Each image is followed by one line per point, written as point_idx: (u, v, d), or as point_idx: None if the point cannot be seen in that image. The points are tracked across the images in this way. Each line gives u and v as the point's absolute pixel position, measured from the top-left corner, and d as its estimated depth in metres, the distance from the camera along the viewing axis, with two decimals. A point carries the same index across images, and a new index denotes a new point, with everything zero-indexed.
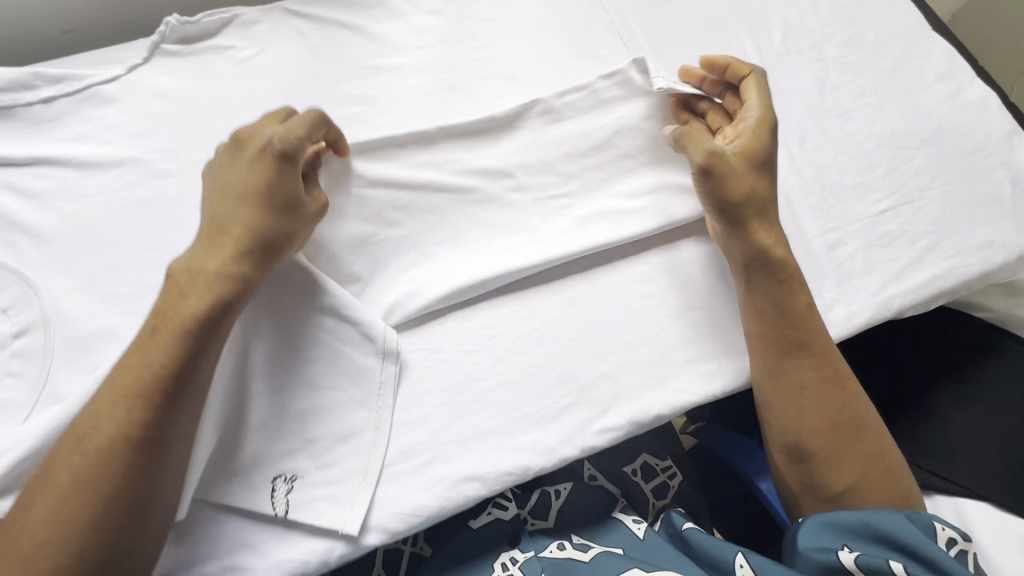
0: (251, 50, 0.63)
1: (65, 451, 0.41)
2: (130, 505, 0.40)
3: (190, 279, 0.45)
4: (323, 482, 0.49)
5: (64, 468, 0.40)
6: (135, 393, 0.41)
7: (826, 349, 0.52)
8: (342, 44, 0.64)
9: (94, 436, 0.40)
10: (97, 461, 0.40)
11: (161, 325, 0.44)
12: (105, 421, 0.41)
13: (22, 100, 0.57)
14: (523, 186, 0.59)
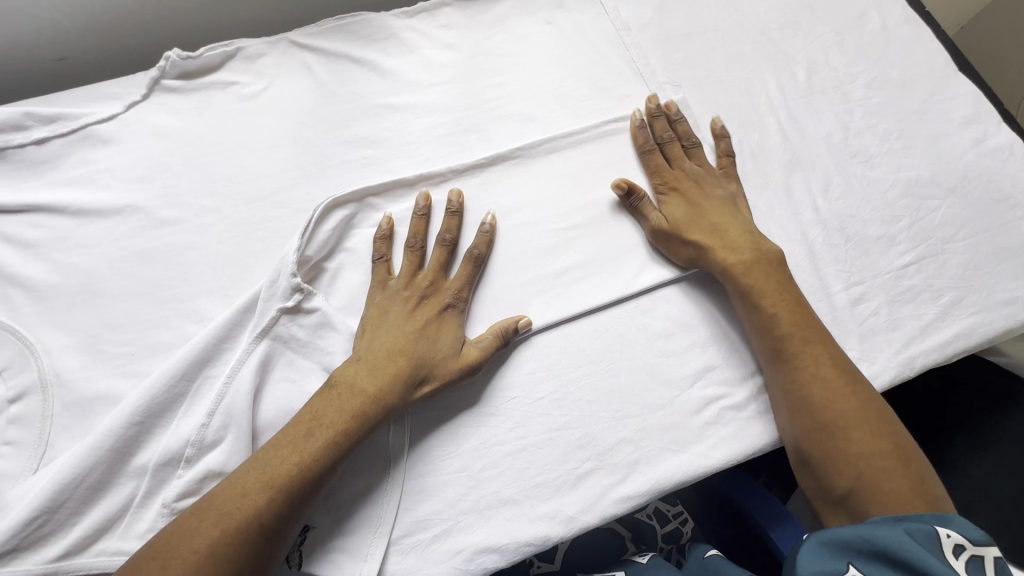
0: (257, 86, 0.60)
1: (196, 522, 0.40)
2: None
3: (343, 396, 0.46)
4: (336, 533, 0.47)
5: (195, 543, 0.39)
6: (285, 480, 0.42)
7: (816, 337, 0.52)
8: (351, 80, 0.61)
9: (235, 513, 0.41)
10: (233, 541, 0.40)
11: (320, 425, 0.45)
12: (249, 500, 0.41)
13: (14, 142, 0.54)
14: (541, 237, 0.57)
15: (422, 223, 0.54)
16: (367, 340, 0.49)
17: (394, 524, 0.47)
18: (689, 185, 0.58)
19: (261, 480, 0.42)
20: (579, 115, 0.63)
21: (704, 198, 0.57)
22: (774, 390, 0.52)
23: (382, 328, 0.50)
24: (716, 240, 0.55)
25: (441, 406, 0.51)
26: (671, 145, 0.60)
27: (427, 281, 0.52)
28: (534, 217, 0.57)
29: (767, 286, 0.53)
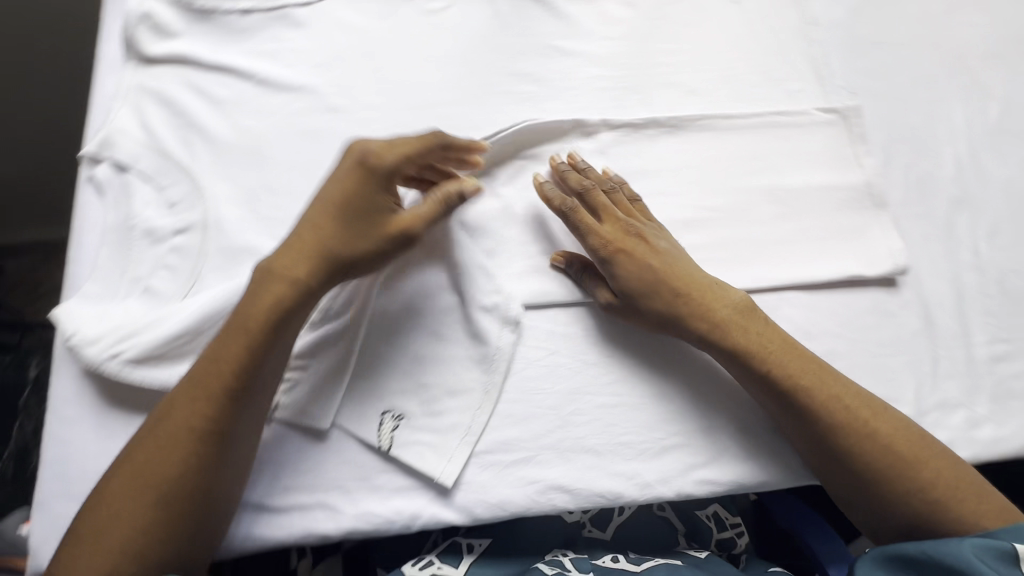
0: (440, 2, 0.61)
1: (161, 417, 0.43)
2: (204, 470, 0.42)
3: (249, 309, 0.45)
4: (425, 428, 0.49)
5: (150, 440, 0.43)
6: (260, 350, 0.44)
7: (786, 355, 0.49)
8: (527, 15, 0.61)
9: (200, 387, 0.43)
10: (189, 433, 0.42)
11: (243, 338, 0.44)
12: (212, 375, 0.44)
13: (223, 7, 0.58)
14: (679, 210, 0.56)
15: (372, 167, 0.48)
16: (299, 255, 0.46)
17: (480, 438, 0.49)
18: (635, 242, 0.51)
19: (200, 395, 0.43)
20: (743, 99, 0.61)
21: (648, 258, 0.50)
22: (770, 409, 0.50)
23: (310, 257, 0.46)
24: (688, 306, 0.50)
25: (546, 344, 0.52)
26: (595, 194, 0.52)
27: (388, 234, 0.47)
28: (676, 189, 0.57)
29: (743, 324, 0.50)
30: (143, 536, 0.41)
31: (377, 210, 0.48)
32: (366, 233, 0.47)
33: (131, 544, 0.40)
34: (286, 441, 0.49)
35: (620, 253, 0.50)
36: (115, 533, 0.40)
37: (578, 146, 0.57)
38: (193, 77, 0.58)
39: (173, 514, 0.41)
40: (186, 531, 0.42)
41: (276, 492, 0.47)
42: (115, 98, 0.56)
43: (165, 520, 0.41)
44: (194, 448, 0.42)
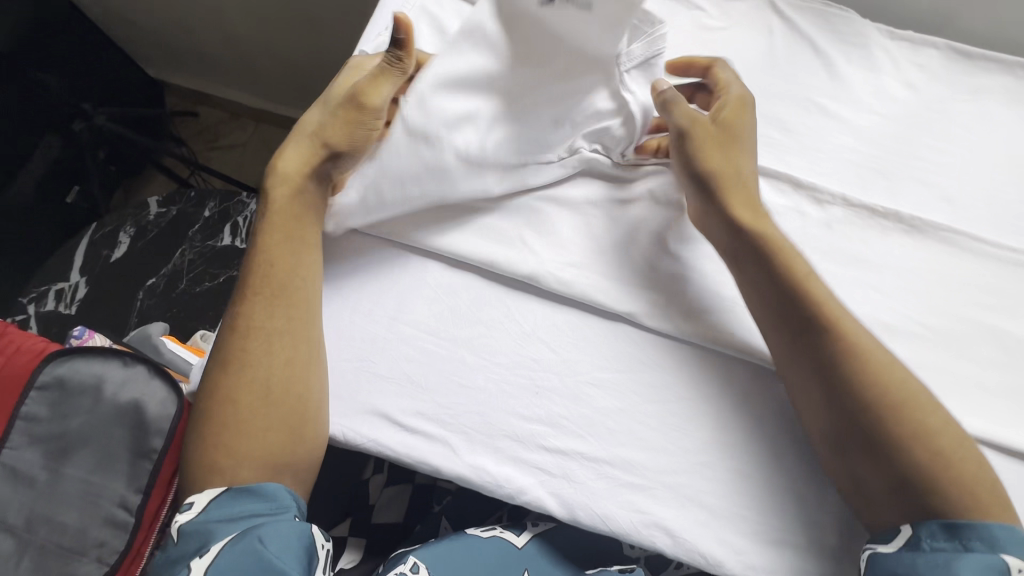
0: (718, 23, 0.61)
1: (239, 320, 0.48)
2: (269, 349, 0.47)
3: (280, 182, 0.50)
4: (560, 415, 0.50)
5: (233, 341, 0.47)
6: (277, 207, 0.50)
7: (831, 306, 0.45)
8: (800, 64, 0.59)
9: (268, 268, 0.49)
10: (257, 319, 0.47)
11: (270, 229, 0.49)
12: (277, 258, 0.49)
13: None
14: (887, 312, 0.52)
15: (359, 71, 0.53)
16: (296, 150, 0.51)
17: (605, 447, 0.49)
18: (738, 157, 0.51)
19: (252, 298, 0.48)
20: (1000, 226, 0.55)
21: (749, 181, 0.51)
22: (798, 362, 0.46)
23: (307, 152, 0.51)
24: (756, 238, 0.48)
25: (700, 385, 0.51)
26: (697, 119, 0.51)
27: (349, 120, 0.51)
28: (892, 290, 0.53)
29: (791, 267, 0.47)
30: (247, 423, 0.45)
31: (330, 93, 0.53)
32: (341, 118, 0.51)
33: (244, 433, 0.45)
34: (432, 369, 0.51)
35: (736, 154, 0.51)
36: (219, 429, 0.45)
37: (805, 209, 0.55)
38: (471, 16, 0.61)
39: (261, 409, 0.46)
40: (276, 424, 0.46)
41: (411, 414, 0.50)
42: (399, 11, 0.61)
43: (250, 413, 0.45)
44: (250, 346, 0.47)
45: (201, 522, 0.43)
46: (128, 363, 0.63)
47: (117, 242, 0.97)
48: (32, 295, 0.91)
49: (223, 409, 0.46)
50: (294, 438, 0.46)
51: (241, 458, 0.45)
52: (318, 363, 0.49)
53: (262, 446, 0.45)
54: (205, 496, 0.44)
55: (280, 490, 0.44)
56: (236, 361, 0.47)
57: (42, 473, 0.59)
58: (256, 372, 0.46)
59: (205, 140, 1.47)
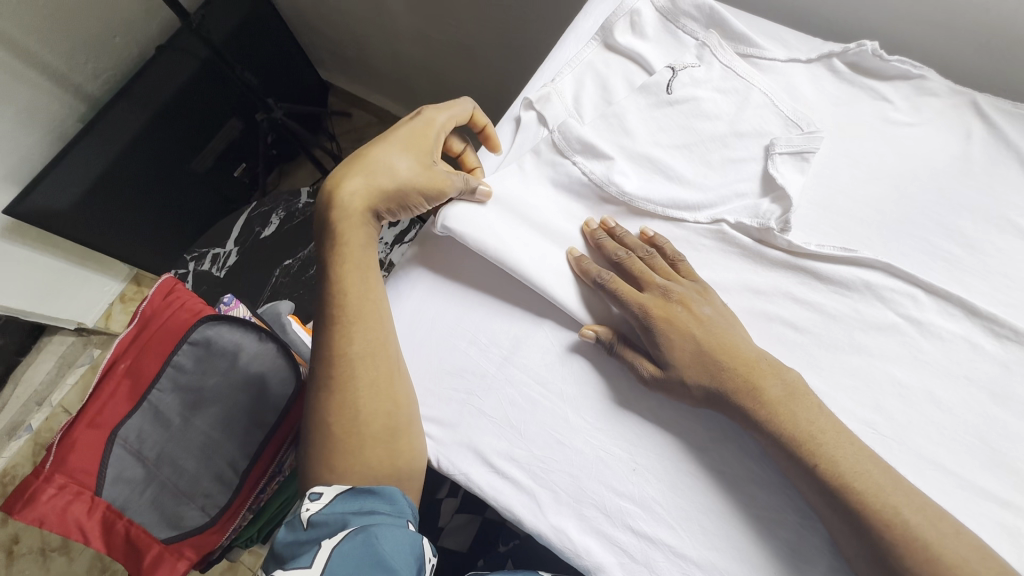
0: (905, 117, 0.56)
1: (326, 345, 0.52)
2: (346, 371, 0.50)
3: (346, 216, 0.53)
4: (652, 500, 0.48)
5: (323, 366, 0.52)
6: (344, 241, 0.53)
7: (880, 464, 0.42)
8: (999, 176, 0.53)
9: (341, 297, 0.52)
10: (333, 346, 0.51)
11: (341, 258, 0.53)
12: (354, 287, 0.52)
13: (697, 35, 0.61)
14: None
15: (437, 125, 0.56)
16: (363, 185, 0.53)
17: (696, 547, 0.46)
18: (676, 310, 0.49)
19: (328, 325, 0.52)
20: None
21: (688, 325, 0.49)
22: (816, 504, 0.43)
23: (370, 189, 0.53)
24: (765, 392, 0.46)
25: None
26: (633, 260, 0.52)
27: (415, 173, 0.53)
28: None
29: (834, 422, 0.44)
30: (342, 440, 0.49)
31: (405, 136, 0.55)
32: (407, 172, 0.53)
33: (338, 449, 0.49)
34: (533, 419, 0.51)
35: (661, 322, 0.49)
36: (331, 441, 0.50)
37: (978, 339, 0.48)
38: (637, 78, 0.61)
39: (355, 428, 0.49)
40: (373, 440, 0.49)
41: (503, 458, 0.50)
42: (567, 64, 0.63)
43: (347, 432, 0.49)
44: (332, 370, 0.51)
45: (326, 514, 0.45)
46: (262, 338, 0.70)
47: (268, 221, 1.09)
48: (194, 255, 1.06)
49: (320, 427, 0.50)
50: (392, 453, 0.49)
51: (348, 469, 0.49)
52: (398, 379, 0.51)
53: (360, 466, 0.49)
54: (334, 489, 0.47)
55: (396, 494, 0.47)
56: (324, 386, 0.51)
57: (176, 418, 0.67)
58: (346, 395, 0.50)
59: (352, 139, 1.63)
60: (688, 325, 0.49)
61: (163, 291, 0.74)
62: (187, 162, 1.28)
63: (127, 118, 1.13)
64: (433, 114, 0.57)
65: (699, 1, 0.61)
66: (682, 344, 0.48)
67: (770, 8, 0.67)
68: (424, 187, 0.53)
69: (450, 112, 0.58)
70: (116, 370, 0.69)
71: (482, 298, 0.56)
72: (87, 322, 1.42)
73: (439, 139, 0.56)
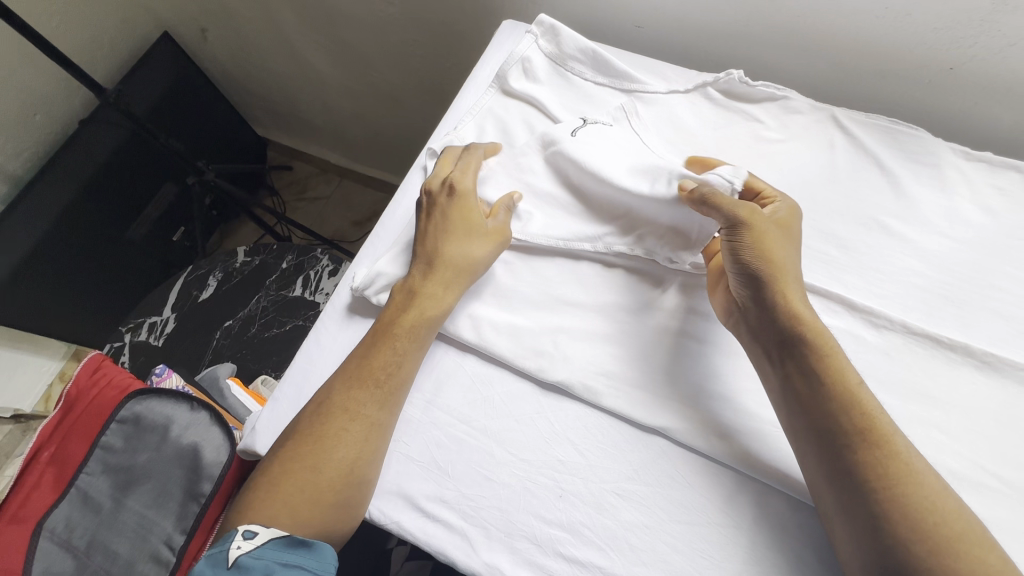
0: (776, 135, 0.61)
1: (331, 394, 0.51)
2: (343, 423, 0.49)
3: (436, 313, 0.54)
4: (579, 524, 0.49)
5: (311, 413, 0.50)
6: (400, 331, 0.53)
7: None
8: (861, 180, 0.59)
9: (375, 364, 0.51)
10: (340, 399, 0.50)
11: (396, 336, 0.53)
12: (389, 353, 0.52)
13: (583, 76, 0.66)
14: (955, 455, 0.47)
15: (469, 185, 0.59)
16: (450, 277, 0.55)
17: (626, 565, 0.47)
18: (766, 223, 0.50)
19: (363, 383, 0.50)
20: None
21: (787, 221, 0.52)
22: (821, 488, 0.43)
23: (449, 275, 0.55)
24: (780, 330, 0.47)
25: (732, 509, 0.48)
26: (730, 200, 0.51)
27: (486, 243, 0.56)
28: (960, 433, 0.48)
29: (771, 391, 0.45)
30: (308, 487, 0.46)
31: (463, 217, 0.57)
32: (481, 242, 0.56)
33: (301, 498, 0.46)
34: (459, 457, 0.52)
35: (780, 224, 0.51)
36: (285, 487, 0.47)
37: (859, 332, 0.52)
38: (534, 120, 0.66)
39: (324, 479, 0.47)
40: (340, 501, 0.47)
41: (432, 502, 0.51)
42: (467, 112, 0.67)
43: (330, 488, 0.47)
44: (350, 426, 0.49)
45: (256, 558, 0.43)
46: (195, 407, 0.69)
47: (206, 284, 1.08)
48: (129, 325, 1.04)
49: (306, 471, 0.47)
50: (348, 516, 0.48)
51: (300, 519, 0.46)
52: (379, 437, 0.50)
53: (313, 514, 0.46)
54: (270, 530, 0.45)
55: (327, 552, 0.46)
56: (315, 430, 0.49)
57: (107, 502, 0.65)
58: (346, 453, 0.48)
59: (294, 191, 1.63)
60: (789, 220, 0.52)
61: (89, 368, 0.72)
62: (122, 230, 1.27)
63: (53, 189, 1.11)
64: (464, 183, 0.59)
65: (582, 45, 0.65)
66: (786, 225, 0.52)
67: (654, 45, 0.73)
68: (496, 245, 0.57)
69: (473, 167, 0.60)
70: (39, 460, 0.67)
71: None
72: (24, 409, 1.33)
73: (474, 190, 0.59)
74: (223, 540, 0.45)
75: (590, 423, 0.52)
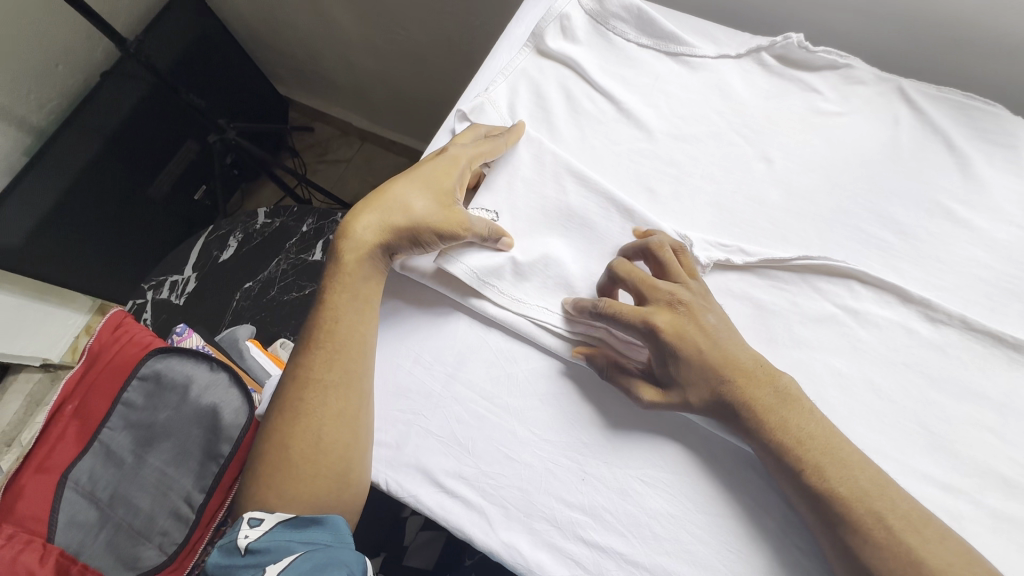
0: (835, 106, 0.56)
1: (298, 370, 0.52)
2: (308, 394, 0.51)
3: (355, 251, 0.53)
4: (599, 511, 0.47)
5: (285, 388, 0.52)
6: (340, 288, 0.53)
7: (829, 449, 0.42)
8: (926, 159, 0.54)
9: (323, 324, 0.52)
10: (302, 366, 0.52)
11: (335, 291, 0.53)
12: (338, 317, 0.52)
13: (625, 36, 0.62)
14: (1009, 460, 0.44)
15: (456, 164, 0.54)
16: (378, 222, 0.53)
17: (647, 553, 0.46)
18: (686, 323, 0.46)
19: (312, 347, 0.52)
20: None
21: (699, 339, 0.45)
22: (798, 504, 0.42)
23: (384, 224, 0.53)
24: (716, 384, 0.45)
25: (764, 503, 0.46)
26: (636, 276, 0.48)
27: (428, 199, 0.53)
28: (1017, 437, 0.45)
29: (781, 416, 0.43)
30: (296, 463, 0.49)
31: (425, 179, 0.54)
32: (427, 205, 0.52)
33: (289, 473, 0.49)
34: (481, 435, 0.50)
35: (672, 341, 0.45)
36: (280, 465, 0.50)
37: (913, 325, 0.48)
38: (570, 83, 0.62)
39: (308, 456, 0.49)
40: (322, 474, 0.49)
41: (451, 478, 0.50)
42: (500, 73, 0.63)
43: (305, 460, 0.49)
44: (313, 395, 0.50)
45: (267, 541, 0.45)
46: (214, 368, 0.69)
47: (226, 245, 1.07)
48: (152, 283, 1.04)
49: (279, 448, 0.50)
50: (341, 485, 0.49)
51: (298, 496, 0.49)
52: (365, 414, 0.50)
53: (312, 490, 0.49)
54: (274, 517, 0.47)
55: (341, 524, 0.47)
56: (295, 408, 0.51)
57: (128, 457, 0.65)
58: (310, 423, 0.50)
59: (315, 153, 1.61)
60: (700, 331, 0.46)
61: (112, 325, 0.72)
62: (145, 186, 1.26)
63: (74, 144, 1.10)
64: (458, 155, 0.55)
65: (626, 2, 0.61)
66: (689, 364, 0.45)
67: (704, 3, 0.67)
68: (444, 225, 0.51)
69: (471, 137, 0.57)
70: (62, 414, 0.68)
71: (432, 309, 0.56)
72: (53, 358, 1.37)
73: (462, 179, 0.55)
74: (231, 531, 0.47)
75: (615, 407, 0.50)
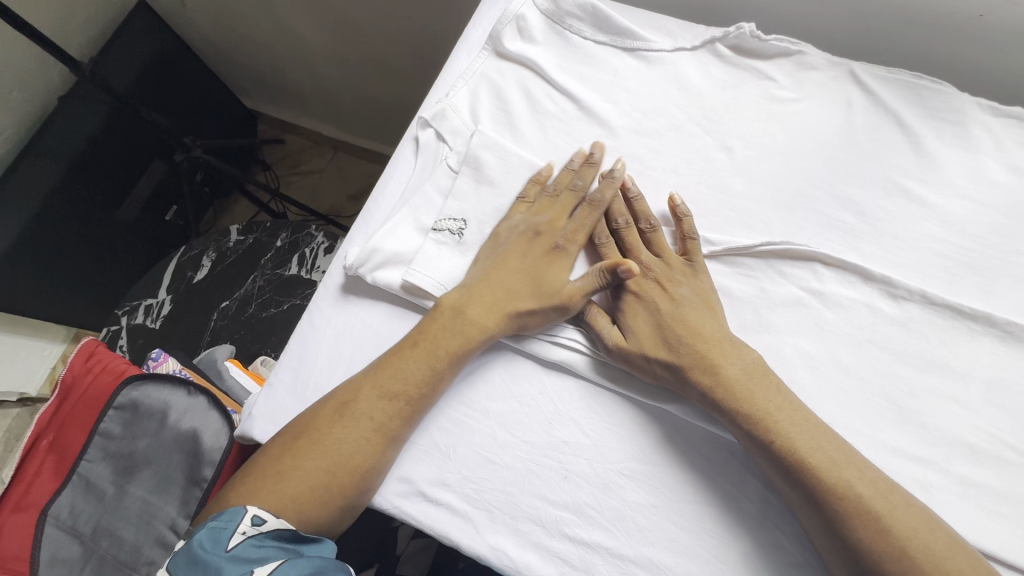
0: (790, 92, 0.57)
1: (366, 410, 0.48)
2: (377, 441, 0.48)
3: (472, 332, 0.50)
4: (584, 505, 0.48)
5: (346, 428, 0.47)
6: (442, 352, 0.50)
7: (797, 428, 0.43)
8: (880, 139, 0.55)
9: (409, 378, 0.49)
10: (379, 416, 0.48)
11: (431, 348, 0.50)
12: (425, 376, 0.49)
13: (582, 34, 0.62)
14: (973, 427, 0.46)
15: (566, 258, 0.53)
16: (497, 308, 0.51)
17: (632, 545, 0.46)
18: (652, 286, 0.51)
19: (393, 393, 0.48)
20: None
21: (661, 304, 0.50)
22: (779, 482, 0.43)
23: (500, 310, 0.51)
24: (689, 358, 0.47)
25: (744, 486, 0.47)
26: (629, 233, 0.53)
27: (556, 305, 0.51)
28: (980, 405, 0.46)
29: (748, 388, 0.45)
30: (333, 493, 0.46)
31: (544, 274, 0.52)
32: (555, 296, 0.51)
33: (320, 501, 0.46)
34: (462, 441, 0.51)
35: (631, 295, 0.51)
36: (312, 492, 0.45)
37: (876, 302, 0.50)
38: (531, 84, 0.62)
39: (346, 486, 0.46)
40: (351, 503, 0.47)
41: (434, 487, 0.50)
42: (461, 77, 0.63)
43: (345, 489, 0.46)
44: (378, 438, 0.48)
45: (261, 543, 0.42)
46: (192, 393, 0.69)
47: (199, 265, 1.06)
48: (124, 308, 1.02)
49: (320, 473, 0.46)
50: (352, 512, 0.48)
51: (313, 519, 0.45)
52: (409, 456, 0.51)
53: (327, 513, 0.46)
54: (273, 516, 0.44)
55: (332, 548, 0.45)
56: (353, 446, 0.47)
57: (110, 488, 0.64)
58: (366, 460, 0.47)
59: (287, 166, 1.59)
60: (667, 291, 0.50)
61: (82, 355, 0.71)
62: (113, 211, 1.24)
63: (36, 171, 1.07)
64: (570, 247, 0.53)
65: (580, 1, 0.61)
66: (644, 323, 0.50)
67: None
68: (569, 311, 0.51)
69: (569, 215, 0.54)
70: (38, 448, 0.66)
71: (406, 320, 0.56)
72: (30, 392, 1.34)
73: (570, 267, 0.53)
74: (226, 518, 0.43)
75: (590, 403, 0.51)
